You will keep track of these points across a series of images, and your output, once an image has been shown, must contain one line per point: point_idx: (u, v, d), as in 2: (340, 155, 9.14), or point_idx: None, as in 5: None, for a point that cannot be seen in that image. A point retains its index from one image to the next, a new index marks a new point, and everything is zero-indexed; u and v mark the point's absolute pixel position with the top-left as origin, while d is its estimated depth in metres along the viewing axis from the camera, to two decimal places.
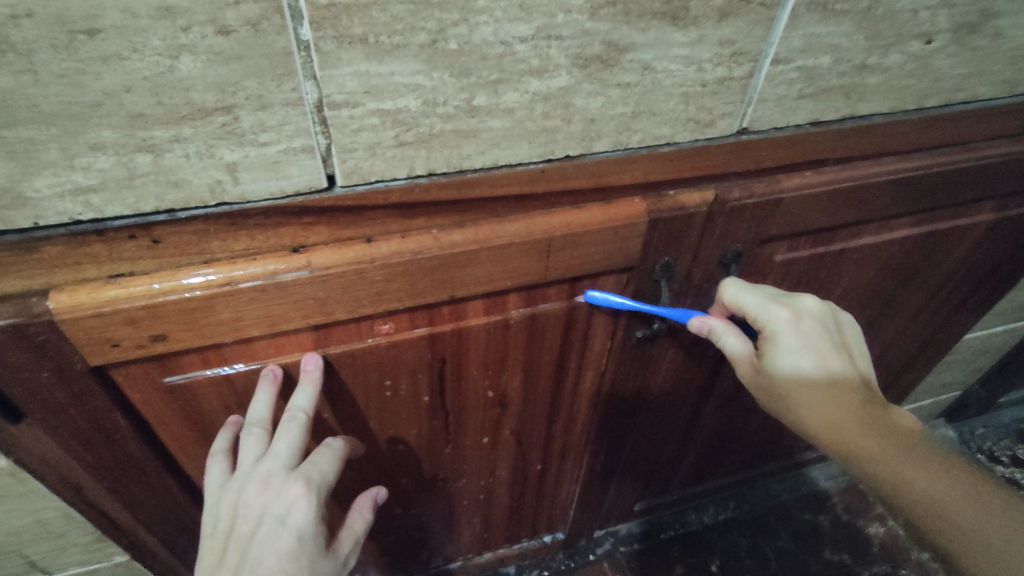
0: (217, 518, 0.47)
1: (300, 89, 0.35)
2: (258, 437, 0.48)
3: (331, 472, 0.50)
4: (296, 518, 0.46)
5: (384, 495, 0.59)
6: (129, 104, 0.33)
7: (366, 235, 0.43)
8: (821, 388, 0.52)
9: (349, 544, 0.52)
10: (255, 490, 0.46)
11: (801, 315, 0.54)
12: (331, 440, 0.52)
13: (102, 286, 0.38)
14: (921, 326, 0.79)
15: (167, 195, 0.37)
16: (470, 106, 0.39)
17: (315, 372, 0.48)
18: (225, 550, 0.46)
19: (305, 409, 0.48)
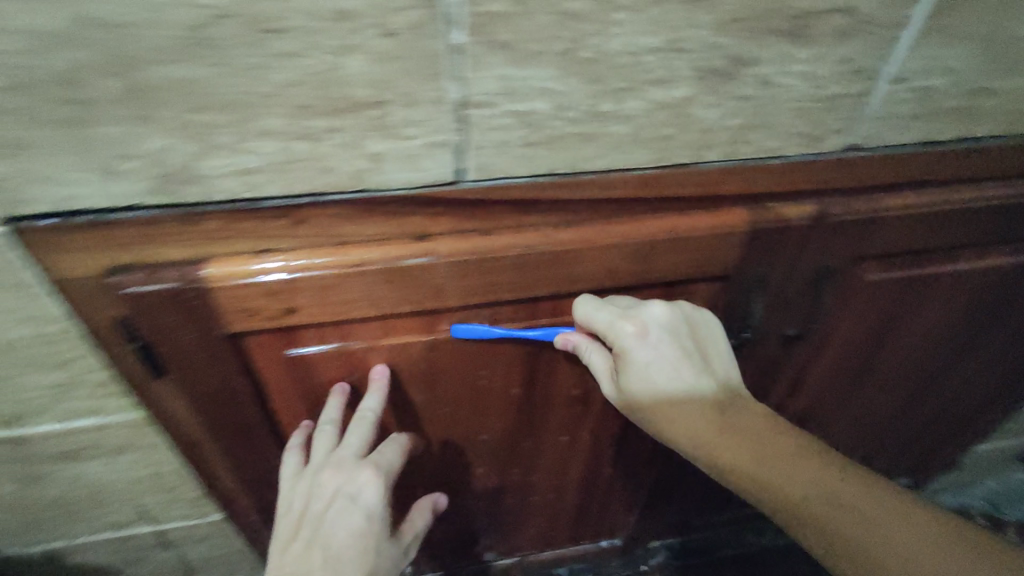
0: (291, 500, 0.55)
1: (446, 89, 0.38)
2: (329, 435, 0.54)
3: (396, 462, 0.57)
4: (365, 499, 0.55)
5: (442, 502, 0.69)
6: (297, 96, 0.36)
7: (483, 228, 0.46)
8: (674, 398, 0.55)
9: (409, 536, 0.62)
10: (330, 475, 0.54)
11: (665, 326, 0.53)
12: (396, 434, 0.59)
13: (252, 258, 0.43)
14: (1003, 360, 0.76)
15: (317, 179, 0.41)
16: (596, 110, 0.41)
17: (383, 381, 0.54)
18: (299, 526, 0.54)
19: (374, 410, 0.54)
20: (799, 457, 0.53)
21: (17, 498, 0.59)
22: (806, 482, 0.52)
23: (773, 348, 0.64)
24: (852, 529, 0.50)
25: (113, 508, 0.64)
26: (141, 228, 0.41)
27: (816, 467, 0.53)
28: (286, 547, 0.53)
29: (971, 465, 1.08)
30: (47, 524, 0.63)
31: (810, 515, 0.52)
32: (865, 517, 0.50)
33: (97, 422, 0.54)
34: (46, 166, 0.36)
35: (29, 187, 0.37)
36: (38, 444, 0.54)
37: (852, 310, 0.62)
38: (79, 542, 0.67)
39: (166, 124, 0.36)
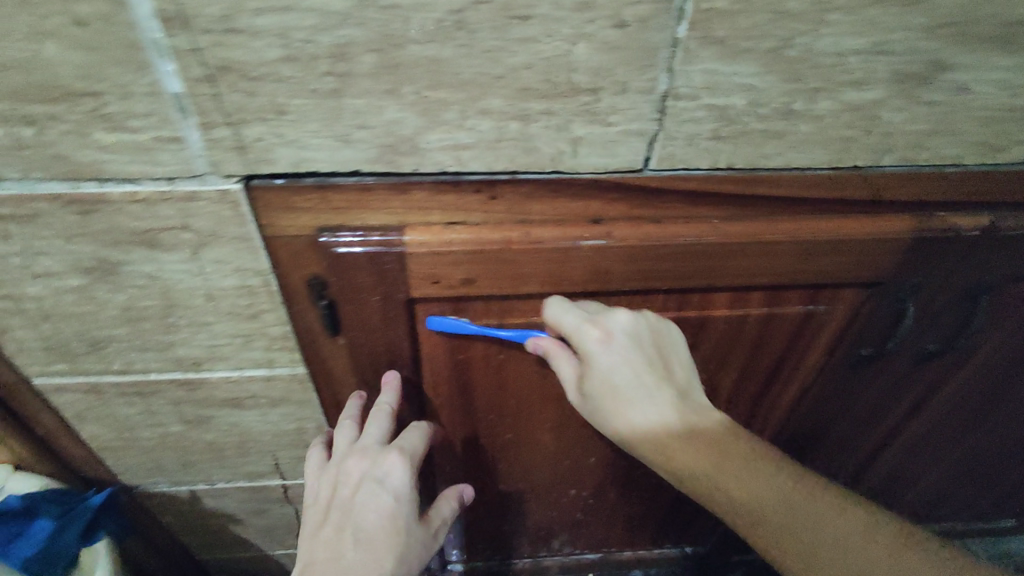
0: (318, 491, 0.58)
1: (656, 80, 0.40)
2: (350, 426, 0.58)
3: (420, 447, 0.59)
4: (393, 483, 0.56)
5: (470, 494, 0.67)
6: (523, 79, 0.40)
7: (655, 216, 0.48)
8: (625, 404, 0.52)
9: (437, 522, 0.60)
10: (354, 462, 0.56)
11: (630, 337, 0.51)
12: (417, 422, 0.61)
13: (445, 230, 0.47)
14: None
15: (517, 158, 0.44)
16: (788, 109, 0.42)
17: (396, 383, 0.57)
18: (327, 513, 0.56)
19: (390, 404, 0.56)
20: (757, 466, 0.51)
21: (181, 437, 0.65)
22: (761, 491, 0.50)
23: (907, 365, 0.61)
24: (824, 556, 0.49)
25: (253, 459, 0.69)
26: (356, 194, 0.45)
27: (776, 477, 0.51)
28: (315, 534, 0.55)
29: None
30: (198, 466, 0.69)
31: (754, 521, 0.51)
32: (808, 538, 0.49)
33: (266, 372, 0.59)
34: (293, 131, 0.41)
35: (275, 149, 0.42)
36: (211, 388, 0.60)
37: (1001, 331, 0.60)
38: (218, 488, 0.73)
39: (405, 99, 0.40)
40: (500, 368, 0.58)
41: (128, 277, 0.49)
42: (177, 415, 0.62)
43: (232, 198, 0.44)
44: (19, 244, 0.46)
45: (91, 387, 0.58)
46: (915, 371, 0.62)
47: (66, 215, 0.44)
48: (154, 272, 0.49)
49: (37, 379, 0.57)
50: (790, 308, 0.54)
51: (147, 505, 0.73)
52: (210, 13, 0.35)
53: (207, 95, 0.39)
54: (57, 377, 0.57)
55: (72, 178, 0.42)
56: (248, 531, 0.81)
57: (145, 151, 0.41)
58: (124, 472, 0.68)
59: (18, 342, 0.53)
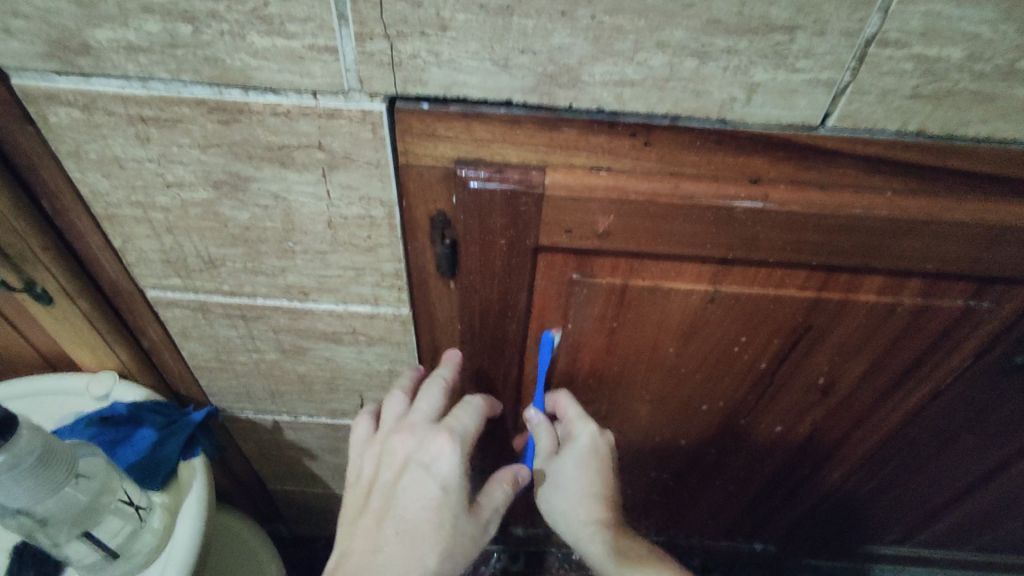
0: (360, 470, 0.57)
1: (866, 21, 0.35)
2: (400, 399, 0.58)
3: (473, 428, 0.56)
4: (441, 468, 0.53)
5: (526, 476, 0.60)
6: (714, 10, 0.35)
7: (821, 182, 0.43)
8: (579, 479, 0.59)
9: (487, 510, 0.55)
10: (400, 441, 0.54)
11: (602, 441, 0.59)
12: (470, 398, 0.58)
13: (588, 174, 0.43)
14: None
15: (684, 102, 0.40)
16: (1013, 67, 0.37)
17: (455, 360, 0.57)
18: (368, 496, 0.54)
19: (444, 375, 0.56)
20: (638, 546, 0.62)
21: (274, 366, 0.65)
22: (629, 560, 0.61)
23: None
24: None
25: (340, 397, 0.68)
26: (502, 126, 0.42)
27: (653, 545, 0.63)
28: (357, 520, 0.53)
29: None
30: (285, 397, 0.69)
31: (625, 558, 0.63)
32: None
33: (369, 310, 0.57)
34: (451, 51, 0.38)
35: (428, 69, 0.39)
36: (312, 320, 0.59)
37: None
38: (301, 421, 0.73)
39: (579, 23, 0.36)
40: (611, 333, 0.55)
41: (254, 196, 0.48)
42: (275, 343, 0.62)
43: (374, 119, 0.42)
44: (156, 149, 0.45)
45: (199, 305, 0.58)
46: None
47: (206, 122, 0.43)
48: (280, 191, 0.47)
49: (150, 292, 0.57)
50: (948, 301, 0.50)
51: (232, 429, 0.74)
52: None
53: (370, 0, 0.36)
54: (169, 292, 0.57)
55: (217, 83, 0.41)
56: (321, 467, 0.82)
57: (297, 60, 0.39)
58: (216, 395, 0.69)
59: (138, 252, 0.53)
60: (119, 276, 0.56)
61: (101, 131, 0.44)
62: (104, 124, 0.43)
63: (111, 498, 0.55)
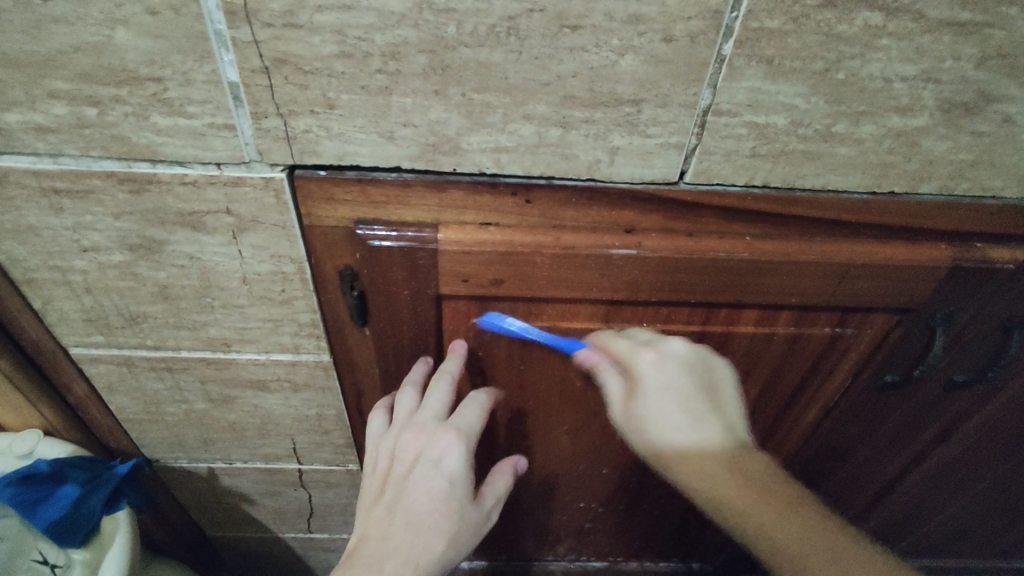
0: (377, 461, 0.57)
1: (699, 95, 0.41)
2: (412, 394, 0.56)
3: (478, 424, 0.56)
4: (447, 463, 0.54)
5: (524, 466, 0.63)
6: (568, 87, 0.40)
7: (688, 230, 0.48)
8: (683, 440, 0.48)
9: (491, 501, 0.57)
10: (410, 436, 0.55)
11: (672, 364, 0.49)
12: (476, 394, 0.58)
13: (477, 230, 0.47)
14: None
15: (554, 164, 0.44)
16: (828, 131, 0.43)
17: (462, 352, 0.55)
18: (384, 487, 0.55)
19: (453, 370, 0.55)
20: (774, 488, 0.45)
21: (203, 416, 0.66)
22: (767, 507, 0.44)
23: (934, 392, 0.61)
24: None
25: (270, 443, 0.70)
26: (395, 189, 0.46)
27: (787, 505, 0.45)
28: (371, 508, 0.54)
29: None
30: (217, 445, 0.70)
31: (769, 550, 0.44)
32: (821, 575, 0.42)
33: (290, 358, 0.60)
34: (340, 126, 0.42)
35: (320, 142, 0.43)
36: (237, 369, 0.61)
37: None
38: (235, 467, 0.73)
39: (452, 100, 0.41)
40: (520, 369, 0.59)
41: (170, 257, 0.51)
42: (202, 393, 0.63)
43: (276, 186, 0.45)
44: (70, 217, 0.47)
45: (124, 360, 0.60)
46: (945, 398, 0.62)
47: (118, 193, 0.46)
48: (195, 252, 0.50)
49: (73, 349, 0.58)
50: (818, 329, 0.55)
51: (164, 479, 0.75)
52: (275, 8, 0.37)
53: (261, 85, 0.40)
54: (93, 349, 0.58)
55: (125, 158, 0.44)
56: (259, 512, 0.82)
57: (199, 136, 0.42)
58: (146, 446, 0.70)
59: (58, 312, 0.55)
60: (41, 336, 0.57)
61: (15, 204, 0.46)
62: (18, 196, 0.46)
63: (25, 558, 0.65)
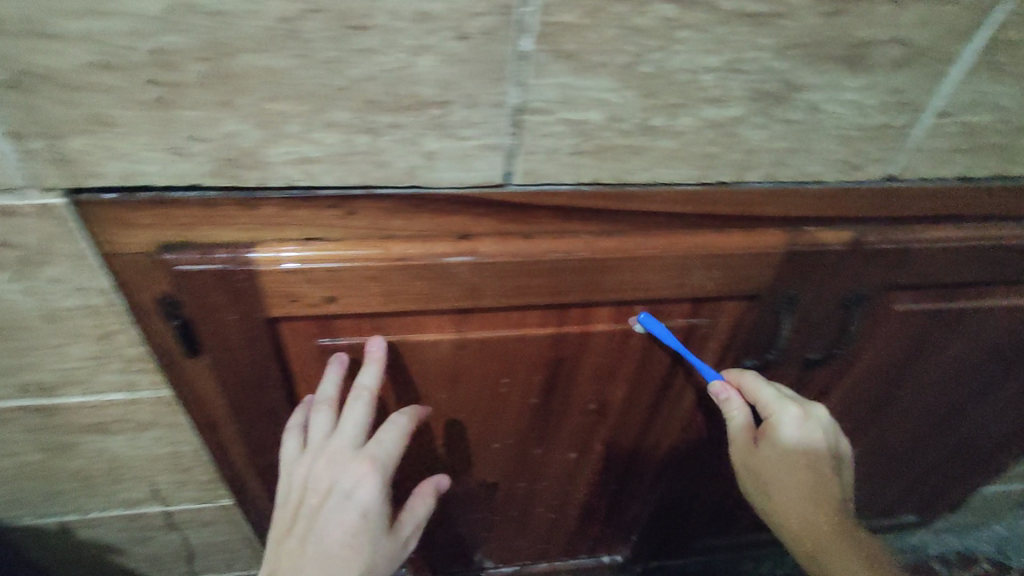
0: (289, 488, 0.54)
1: (507, 94, 0.39)
2: (327, 415, 0.53)
3: (396, 451, 0.54)
4: (360, 496, 0.52)
5: (446, 484, 0.63)
6: (367, 92, 0.38)
7: (526, 232, 0.47)
8: (798, 487, 0.57)
9: (410, 526, 0.58)
10: (324, 466, 0.52)
11: (392, 431, 0.54)
12: (396, 416, 0.55)
13: (298, 246, 0.45)
14: (952, 432, 0.81)
15: (370, 172, 0.42)
16: (646, 124, 0.42)
17: (380, 359, 0.51)
18: (294, 517, 0.53)
19: (369, 389, 0.52)
20: (801, 481, 0.57)
21: (41, 468, 0.60)
22: (790, 500, 0.57)
23: (795, 372, 0.63)
24: (826, 551, 0.57)
25: (127, 487, 0.64)
26: (199, 209, 0.42)
27: (807, 496, 0.57)
28: (282, 541, 0.52)
29: (978, 507, 1.05)
30: (66, 497, 0.64)
31: (783, 522, 0.59)
32: (836, 555, 0.56)
33: (127, 397, 0.55)
34: (120, 144, 0.38)
35: (103, 163, 0.39)
36: (66, 415, 0.55)
37: (877, 335, 0.62)
38: (92, 517, 0.67)
39: (243, 110, 0.37)
40: (379, 385, 0.57)
41: None
42: (33, 444, 0.57)
43: (60, 214, 0.41)
44: None
45: None
46: (806, 376, 0.64)
47: None
48: None
49: None
50: (674, 321, 0.55)
51: (11, 539, 0.68)
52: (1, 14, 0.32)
53: (9, 104, 0.35)
54: None
55: None
56: (133, 560, 0.76)
57: None
58: None
59: None
60: None
61: None
62: None
63: None
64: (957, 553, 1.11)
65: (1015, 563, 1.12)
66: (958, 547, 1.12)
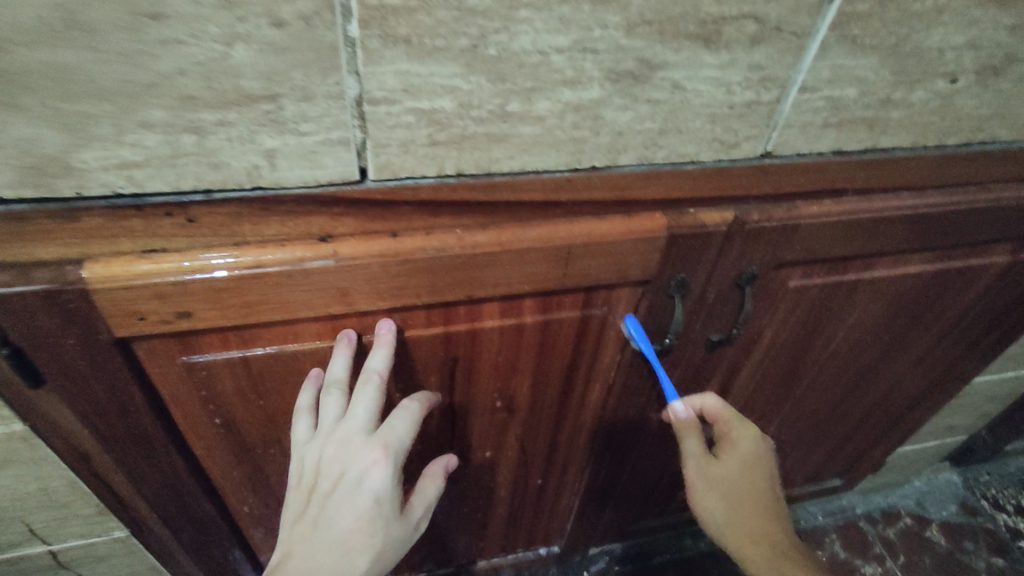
0: (301, 473, 0.49)
1: (343, 84, 0.36)
2: (337, 398, 0.49)
3: (409, 437, 0.50)
4: (374, 480, 0.47)
5: (454, 465, 0.58)
6: (180, 86, 0.34)
7: (392, 230, 0.44)
8: (753, 504, 0.56)
9: (420, 510, 0.52)
10: (335, 450, 0.48)
11: (405, 418, 0.51)
12: (409, 401, 0.52)
13: (134, 260, 0.40)
14: (863, 399, 0.83)
15: (205, 176, 0.38)
16: (503, 111, 0.40)
17: (389, 339, 0.49)
18: (306, 503, 0.48)
19: (380, 371, 0.48)
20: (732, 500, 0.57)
21: None
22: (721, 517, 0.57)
23: (699, 354, 0.63)
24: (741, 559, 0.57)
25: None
26: (12, 223, 0.37)
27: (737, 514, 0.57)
28: (293, 527, 0.47)
29: (897, 466, 1.10)
30: None
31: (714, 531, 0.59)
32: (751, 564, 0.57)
33: None
34: None
35: None
36: None
37: (776, 314, 0.62)
38: None
39: (33, 112, 0.33)
40: (261, 397, 0.54)
41: None
42: None
43: None
44: None
45: None
46: (711, 357, 0.64)
47: None
48: None
49: None
50: (566, 312, 0.54)
51: None
52: None
53: None
54: None
55: None
56: None
57: None
58: None
59: None
60: None
61: None
62: None
63: None
64: (881, 510, 1.16)
65: (932, 514, 1.17)
66: (882, 505, 1.16)
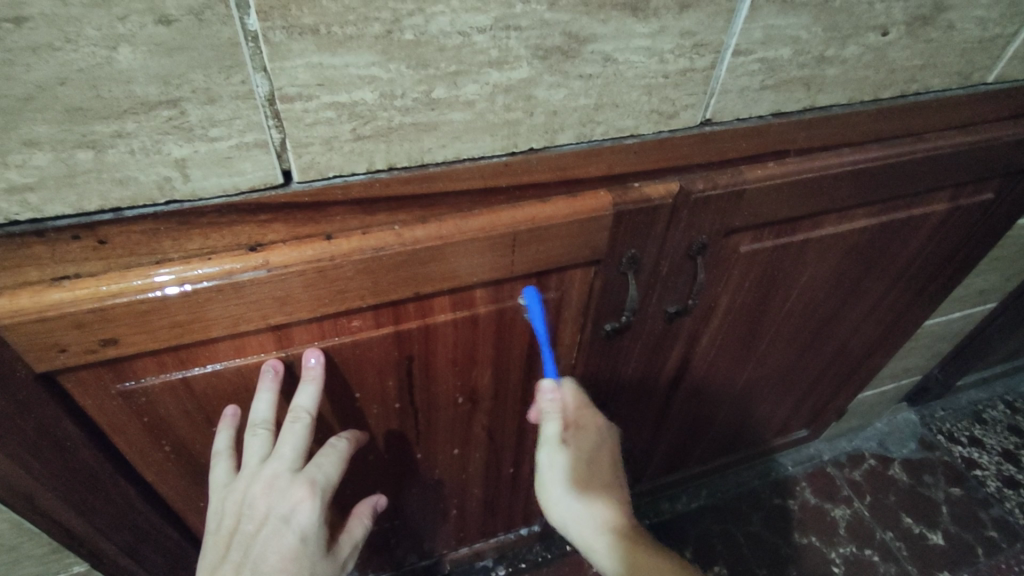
0: (222, 516, 0.48)
1: (250, 82, 0.34)
2: (263, 438, 0.48)
3: (335, 474, 0.51)
4: (299, 519, 0.48)
5: (382, 503, 0.60)
6: (64, 98, 0.31)
7: (326, 232, 0.41)
8: (599, 491, 0.57)
9: (347, 548, 0.53)
10: (260, 492, 0.47)
11: (327, 459, 0.51)
12: (335, 440, 0.53)
13: (44, 289, 0.36)
14: (822, 351, 0.85)
15: (112, 193, 0.35)
16: (429, 98, 0.38)
17: (317, 375, 0.49)
18: (228, 547, 0.47)
19: (308, 410, 0.49)
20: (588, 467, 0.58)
21: None
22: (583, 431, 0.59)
23: (658, 326, 0.63)
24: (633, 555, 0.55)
25: None
26: None
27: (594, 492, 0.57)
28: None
29: (858, 410, 1.14)
30: None
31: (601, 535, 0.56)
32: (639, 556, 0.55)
33: None
34: None
35: None
36: None
37: (729, 281, 0.62)
38: None
39: None
40: (210, 417, 0.51)
41: None
42: None
43: None
44: None
45: None
46: (671, 327, 0.64)
47: None
48: None
49: None
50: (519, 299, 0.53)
51: None
52: None
53: None
54: None
55: None
56: None
57: None
58: None
59: None
60: None
61: None
62: None
63: None
64: (847, 454, 1.20)
65: (894, 453, 1.22)
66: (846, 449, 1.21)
